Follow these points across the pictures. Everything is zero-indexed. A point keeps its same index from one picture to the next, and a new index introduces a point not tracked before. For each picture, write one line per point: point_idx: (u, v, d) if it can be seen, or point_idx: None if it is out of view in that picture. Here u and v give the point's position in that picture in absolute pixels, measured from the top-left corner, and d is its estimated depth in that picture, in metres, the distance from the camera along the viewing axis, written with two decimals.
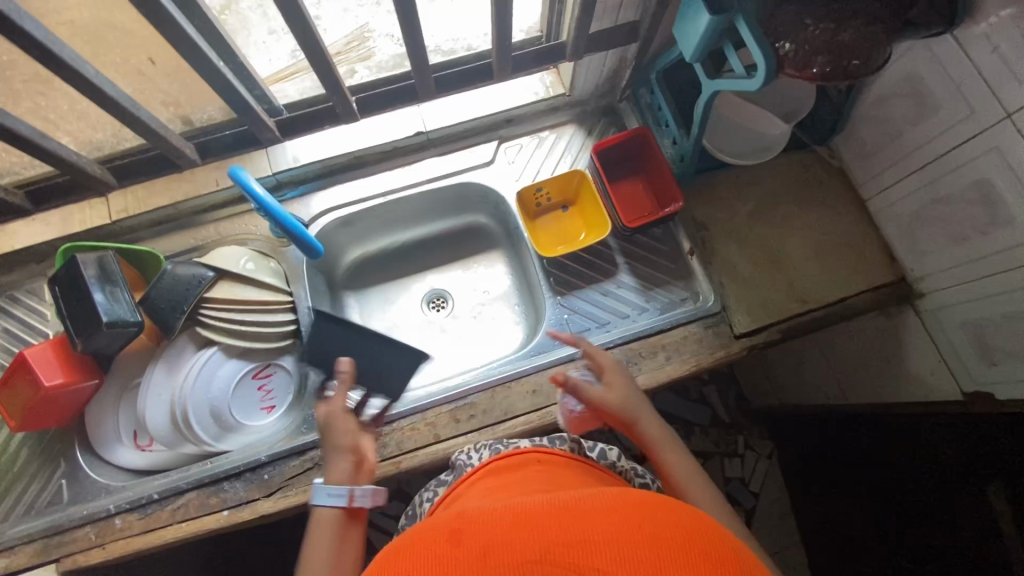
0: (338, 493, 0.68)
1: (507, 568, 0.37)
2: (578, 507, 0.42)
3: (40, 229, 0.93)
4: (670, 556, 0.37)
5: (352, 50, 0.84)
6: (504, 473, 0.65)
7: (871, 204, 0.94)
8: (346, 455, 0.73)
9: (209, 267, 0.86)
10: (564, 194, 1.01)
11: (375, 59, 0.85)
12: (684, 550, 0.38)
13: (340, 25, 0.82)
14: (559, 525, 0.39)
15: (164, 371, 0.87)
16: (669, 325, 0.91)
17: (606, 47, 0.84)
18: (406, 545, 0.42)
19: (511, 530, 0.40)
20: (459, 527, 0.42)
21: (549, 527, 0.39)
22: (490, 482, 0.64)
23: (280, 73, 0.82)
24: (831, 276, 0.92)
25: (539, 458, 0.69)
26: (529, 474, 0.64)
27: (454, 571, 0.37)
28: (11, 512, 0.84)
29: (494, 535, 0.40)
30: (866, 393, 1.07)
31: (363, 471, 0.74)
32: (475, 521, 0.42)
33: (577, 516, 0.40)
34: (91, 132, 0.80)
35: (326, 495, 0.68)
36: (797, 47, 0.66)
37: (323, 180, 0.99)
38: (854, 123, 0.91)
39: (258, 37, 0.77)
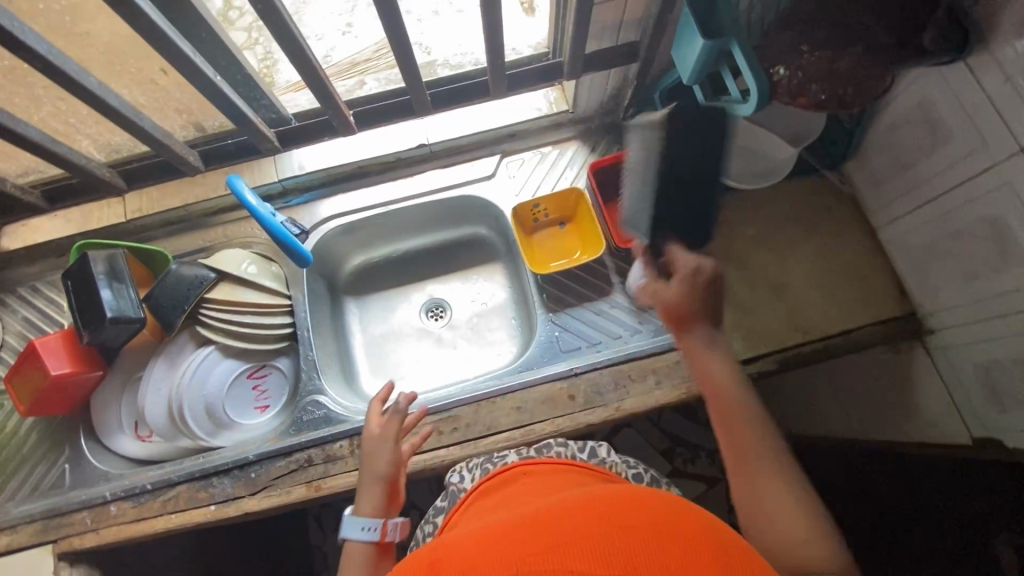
0: (372, 527, 0.70)
1: None
2: (552, 516, 0.44)
3: (62, 225, 0.99)
4: (640, 540, 0.40)
5: (382, 57, 0.88)
6: (492, 492, 0.67)
7: (882, 234, 0.90)
8: (383, 486, 0.74)
9: (212, 268, 0.89)
10: (562, 212, 1.00)
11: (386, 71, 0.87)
12: (654, 534, 0.41)
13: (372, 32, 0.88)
14: (534, 534, 0.41)
15: (163, 365, 0.90)
16: (660, 348, 0.89)
17: (604, 66, 0.84)
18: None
19: (490, 547, 0.42)
20: (439, 555, 0.43)
21: (526, 538, 0.41)
22: (481, 503, 0.65)
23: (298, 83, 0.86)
24: (833, 309, 0.88)
25: (526, 470, 0.70)
26: (514, 488, 0.65)
27: None
28: (17, 492, 0.90)
29: (472, 554, 0.41)
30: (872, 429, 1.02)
31: (394, 500, 0.75)
32: (454, 548, 0.43)
33: (551, 522, 0.43)
34: (109, 136, 0.84)
35: (362, 529, 0.70)
36: (791, 73, 0.69)
37: (328, 188, 1.02)
38: (865, 149, 0.87)
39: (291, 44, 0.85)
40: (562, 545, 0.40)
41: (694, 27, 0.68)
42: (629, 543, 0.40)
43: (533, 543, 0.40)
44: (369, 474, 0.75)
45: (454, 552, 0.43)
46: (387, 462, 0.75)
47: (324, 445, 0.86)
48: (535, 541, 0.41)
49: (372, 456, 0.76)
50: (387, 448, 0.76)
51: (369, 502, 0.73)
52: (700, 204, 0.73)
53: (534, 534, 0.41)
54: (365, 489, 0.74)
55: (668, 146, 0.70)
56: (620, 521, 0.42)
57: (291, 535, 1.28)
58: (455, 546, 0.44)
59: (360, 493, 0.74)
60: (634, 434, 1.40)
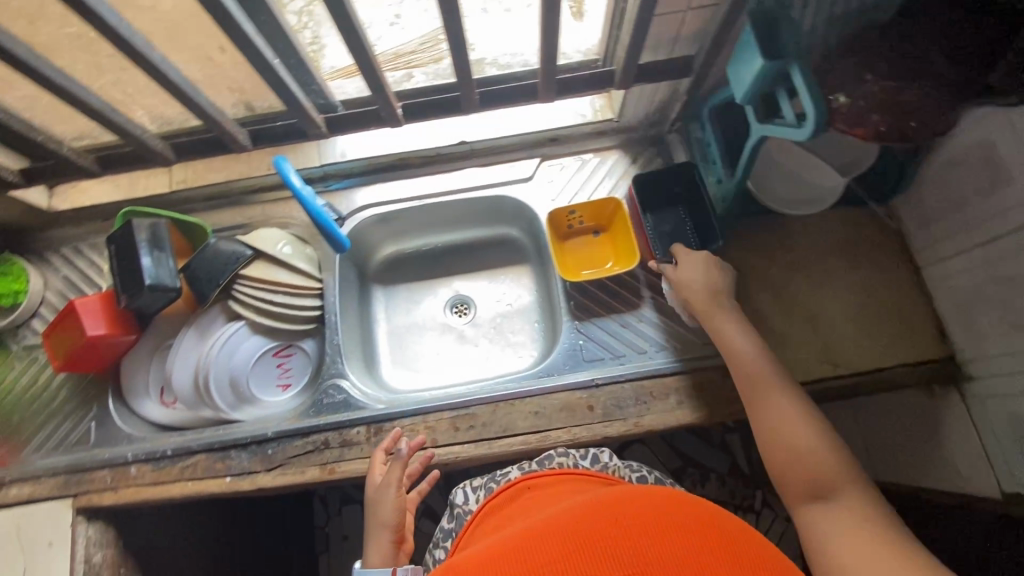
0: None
1: None
2: (560, 522, 0.44)
3: (109, 190, 1.02)
4: (650, 536, 0.41)
5: (426, 50, 0.86)
6: (500, 509, 0.68)
7: (926, 273, 0.88)
8: (389, 535, 0.76)
9: (248, 246, 0.91)
10: (598, 220, 1.00)
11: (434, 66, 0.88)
12: (664, 526, 0.42)
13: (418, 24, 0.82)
14: (544, 544, 0.41)
15: (193, 336, 0.92)
16: (684, 367, 0.88)
17: (657, 78, 0.82)
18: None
19: (500, 559, 0.41)
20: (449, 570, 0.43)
21: (537, 548, 0.41)
22: (488, 524, 0.66)
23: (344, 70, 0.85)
24: (869, 343, 0.87)
25: (529, 485, 0.71)
26: (519, 507, 0.66)
27: None
28: (44, 443, 0.93)
29: (484, 567, 0.41)
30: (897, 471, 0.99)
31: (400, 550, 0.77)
32: (465, 563, 0.43)
33: (562, 528, 0.43)
34: (163, 108, 0.86)
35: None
36: (853, 100, 0.67)
37: (367, 177, 1.03)
38: (917, 184, 0.85)
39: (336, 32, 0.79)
40: (575, 555, 0.40)
41: (756, 44, 0.66)
42: (641, 540, 0.40)
43: (545, 554, 0.40)
44: (374, 526, 0.76)
45: (465, 565, 0.42)
46: (391, 514, 0.76)
47: (342, 429, 0.88)
48: (547, 550, 0.41)
49: (377, 505, 0.78)
50: (389, 497, 0.77)
51: (376, 553, 0.75)
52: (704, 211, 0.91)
53: (546, 542, 0.41)
54: (371, 539, 0.76)
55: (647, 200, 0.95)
56: (628, 517, 0.42)
57: (296, 514, 1.30)
58: (464, 562, 0.43)
59: (368, 546, 0.76)
60: (645, 450, 1.39)
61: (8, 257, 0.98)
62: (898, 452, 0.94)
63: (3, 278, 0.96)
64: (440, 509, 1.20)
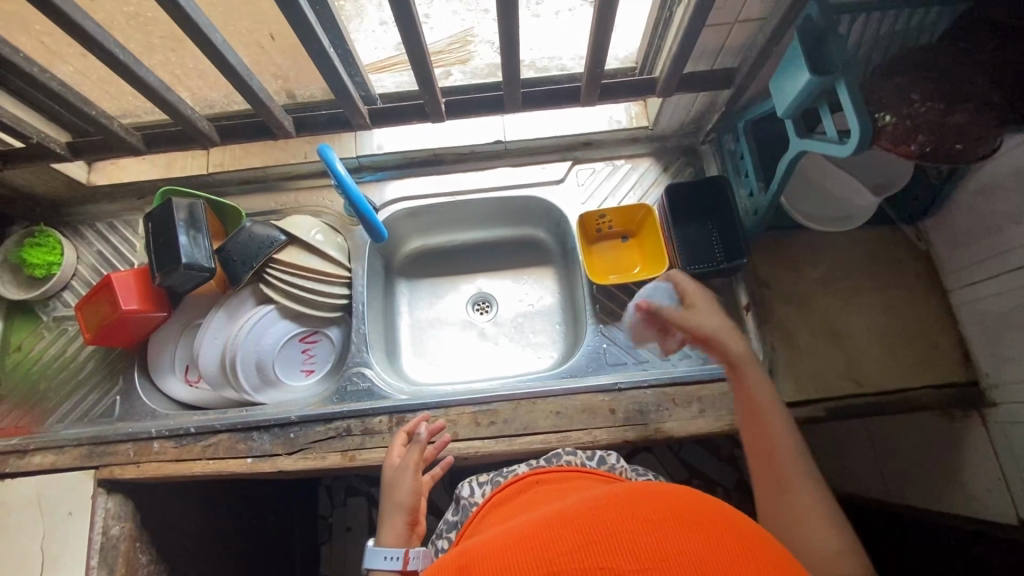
0: (394, 556, 0.70)
1: None
2: (572, 515, 0.41)
3: (147, 168, 1.03)
4: (666, 530, 0.37)
5: (452, 51, 0.89)
6: (507, 501, 0.65)
7: (953, 296, 0.88)
8: (404, 517, 0.74)
9: (282, 231, 0.91)
10: (627, 225, 1.00)
11: (472, 63, 0.90)
12: (681, 522, 0.38)
13: (446, 26, 0.86)
14: (557, 535, 0.38)
15: (222, 317, 0.93)
16: (709, 377, 0.89)
17: (699, 88, 0.83)
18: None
19: (509, 549, 0.39)
20: (456, 559, 0.40)
21: (548, 538, 0.38)
22: (493, 516, 0.63)
23: (381, 63, 0.88)
24: (893, 363, 0.87)
25: (538, 479, 0.69)
26: (525, 498, 0.64)
27: None
28: (69, 414, 0.94)
29: (492, 559, 0.38)
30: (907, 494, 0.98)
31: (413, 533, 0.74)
32: (472, 551, 0.40)
33: (574, 520, 0.40)
34: (208, 91, 0.88)
35: (386, 559, 0.70)
36: (898, 121, 0.64)
37: (401, 170, 1.04)
38: (950, 208, 0.85)
39: (369, 26, 0.82)
40: (588, 550, 0.37)
41: (803, 57, 0.67)
42: (658, 534, 0.37)
43: (556, 546, 0.37)
44: (388, 507, 0.75)
45: (475, 554, 0.40)
46: (406, 497, 0.75)
47: (364, 417, 0.88)
48: (558, 542, 0.38)
49: (392, 486, 0.77)
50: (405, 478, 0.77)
51: (387, 533, 0.73)
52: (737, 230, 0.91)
53: (558, 534, 0.38)
54: (383, 519, 0.75)
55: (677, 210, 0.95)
56: (644, 511, 0.39)
57: (300, 502, 1.30)
58: (472, 551, 0.40)
59: (381, 527, 0.74)
60: (652, 459, 1.39)
61: (44, 230, 0.98)
62: (913, 473, 0.94)
63: (38, 250, 0.97)
64: (445, 506, 1.20)
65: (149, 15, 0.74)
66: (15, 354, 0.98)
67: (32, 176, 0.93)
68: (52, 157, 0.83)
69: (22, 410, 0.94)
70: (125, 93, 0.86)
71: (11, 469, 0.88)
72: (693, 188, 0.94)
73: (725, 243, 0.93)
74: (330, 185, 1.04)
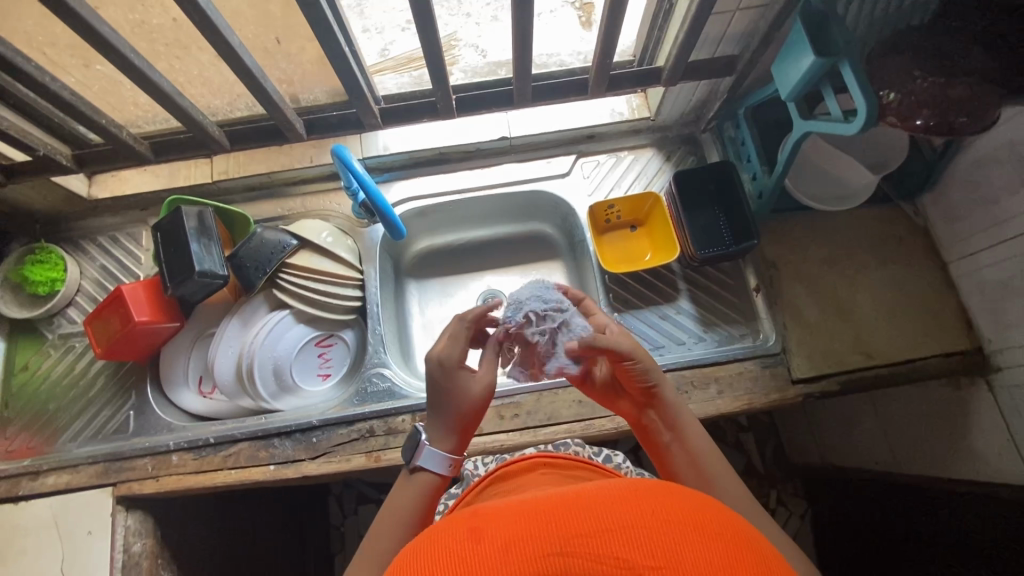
0: (448, 461, 0.65)
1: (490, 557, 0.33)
2: (596, 493, 0.37)
3: (150, 180, 1.01)
4: (686, 536, 0.33)
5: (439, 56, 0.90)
6: (510, 477, 0.62)
7: (953, 267, 0.91)
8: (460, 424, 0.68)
9: (294, 236, 0.91)
10: (634, 215, 1.02)
11: (461, 66, 0.91)
12: (707, 534, 0.34)
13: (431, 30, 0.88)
14: (576, 510, 0.35)
15: (237, 324, 0.92)
16: (724, 358, 0.91)
17: (702, 76, 0.85)
18: (412, 545, 0.37)
19: (522, 516, 0.35)
20: (469, 518, 0.37)
21: (566, 511, 0.35)
22: (497, 488, 0.60)
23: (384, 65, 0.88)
24: (900, 336, 0.89)
25: (546, 462, 0.64)
26: (532, 478, 0.60)
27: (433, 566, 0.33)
28: (80, 433, 0.92)
29: (506, 522, 0.35)
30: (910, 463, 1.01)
31: (467, 438, 0.69)
32: (487, 513, 0.37)
33: (596, 500, 0.36)
34: (211, 98, 0.87)
35: (435, 459, 0.64)
36: (902, 97, 0.67)
37: (407, 171, 1.05)
38: (945, 184, 0.88)
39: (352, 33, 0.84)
40: (605, 536, 0.33)
41: (806, 40, 0.69)
42: (678, 538, 0.33)
43: (563, 525, 0.34)
44: (451, 408, 0.67)
45: (488, 517, 0.36)
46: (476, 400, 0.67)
47: (387, 417, 0.88)
48: (574, 520, 0.34)
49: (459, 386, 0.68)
50: (478, 381, 0.68)
51: (444, 438, 0.66)
52: (745, 213, 0.92)
53: (576, 509, 0.35)
54: (440, 416, 0.67)
55: (682, 198, 0.96)
56: (671, 508, 0.35)
57: (312, 513, 1.28)
58: (487, 513, 0.37)
59: (433, 425, 0.67)
60: None
61: (44, 246, 0.96)
62: (921, 442, 0.97)
63: (39, 267, 0.95)
64: None
65: (154, 22, 0.73)
66: (21, 375, 0.95)
67: (34, 191, 0.91)
68: (59, 170, 0.83)
69: (32, 431, 0.92)
70: (128, 103, 0.85)
71: (24, 492, 0.86)
72: (697, 175, 0.96)
73: (733, 225, 0.95)
74: (336, 189, 1.04)
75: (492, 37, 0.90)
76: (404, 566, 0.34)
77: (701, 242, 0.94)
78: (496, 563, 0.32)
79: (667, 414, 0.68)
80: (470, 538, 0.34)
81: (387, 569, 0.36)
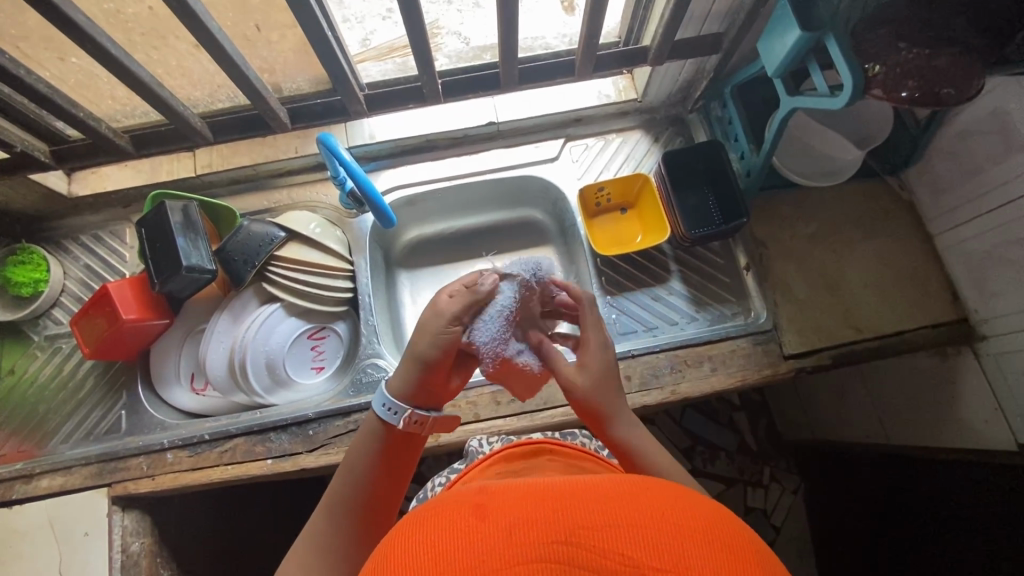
0: (393, 409, 0.63)
1: (493, 538, 0.32)
2: (606, 487, 0.36)
3: (132, 175, 0.99)
4: (694, 542, 0.32)
5: None
6: (516, 460, 0.62)
7: (938, 240, 0.92)
8: (418, 365, 0.64)
9: (281, 228, 0.90)
10: (625, 197, 1.02)
11: (443, 53, 0.90)
12: (716, 543, 0.33)
13: None
14: (584, 501, 0.35)
15: (227, 320, 0.91)
16: (717, 337, 0.91)
17: (688, 55, 0.85)
18: (418, 513, 0.37)
19: (531, 501, 0.35)
20: (476, 495, 0.37)
21: (573, 501, 0.34)
22: (499, 468, 0.61)
23: (368, 53, 0.87)
24: (889, 308, 0.90)
25: (551, 449, 0.65)
26: (538, 463, 0.61)
27: (436, 538, 0.33)
28: (72, 434, 0.91)
29: (512, 503, 0.35)
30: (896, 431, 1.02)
31: (428, 388, 0.66)
32: (494, 492, 0.37)
33: (606, 493, 0.35)
34: (191, 89, 0.85)
35: (385, 408, 0.63)
36: (888, 69, 0.67)
37: (394, 159, 1.03)
38: (929, 157, 0.89)
39: None
40: (612, 530, 0.32)
41: (792, 15, 0.69)
42: (685, 544, 0.32)
43: (571, 513, 0.33)
44: (409, 354, 0.65)
45: (495, 496, 0.36)
46: (433, 340, 0.64)
47: None
48: (581, 511, 0.34)
49: (422, 329, 0.65)
50: (440, 329, 0.64)
51: (402, 382, 0.64)
52: (735, 192, 0.93)
53: (585, 500, 0.35)
54: (406, 360, 0.65)
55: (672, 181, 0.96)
56: (681, 512, 0.34)
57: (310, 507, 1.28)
58: (493, 492, 0.37)
59: (397, 365, 0.66)
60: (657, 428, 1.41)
61: (26, 247, 0.94)
62: (910, 413, 0.98)
63: (23, 268, 0.93)
64: None
65: (129, 12, 0.70)
66: (8, 378, 0.94)
67: (12, 190, 0.89)
68: (36, 166, 0.83)
69: (21, 435, 0.91)
70: (105, 96, 0.82)
71: (18, 495, 0.85)
72: (689, 154, 0.97)
73: (723, 208, 0.95)
74: (322, 180, 1.03)
75: (472, 23, 0.88)
76: (406, 534, 0.35)
77: (690, 223, 0.94)
78: (498, 545, 0.32)
79: (622, 447, 0.63)
80: (474, 515, 0.34)
81: (388, 534, 0.36)
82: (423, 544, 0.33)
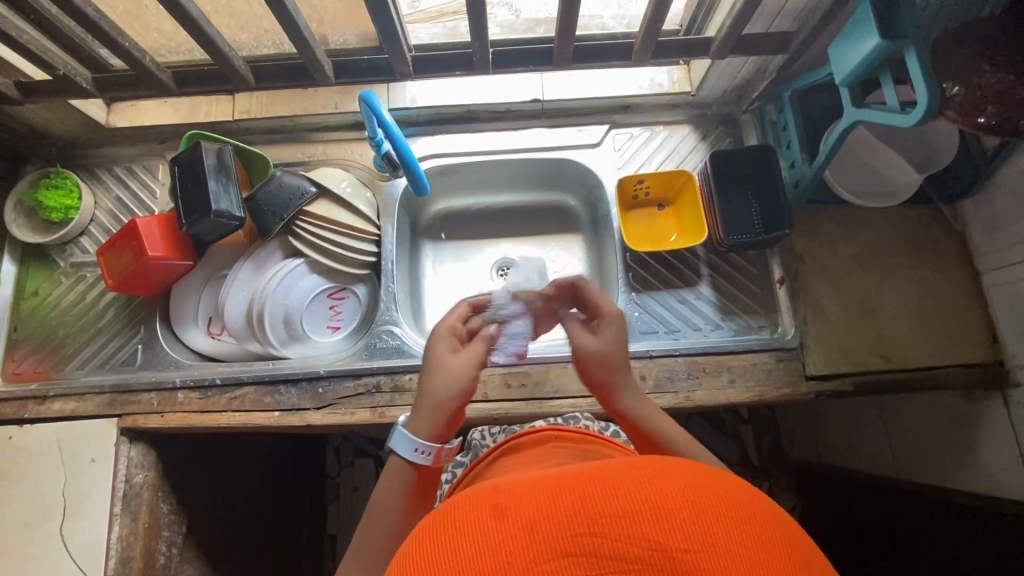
0: (425, 450, 0.61)
1: (516, 538, 0.31)
2: (620, 468, 0.35)
3: (170, 112, 0.98)
4: (717, 516, 0.31)
5: None
6: (524, 450, 0.62)
7: (985, 277, 0.88)
8: (446, 411, 0.62)
9: (313, 182, 0.89)
10: (664, 193, 0.99)
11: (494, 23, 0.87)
12: (739, 514, 0.32)
13: None
14: (600, 487, 0.33)
15: (251, 268, 0.91)
16: (739, 348, 0.89)
17: (751, 54, 0.81)
18: (433, 519, 0.36)
19: (550, 491, 0.34)
20: (490, 492, 0.36)
21: (589, 490, 0.33)
22: (509, 460, 0.60)
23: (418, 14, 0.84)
24: (922, 339, 0.87)
25: (559, 435, 0.64)
26: (546, 451, 0.59)
27: (457, 544, 0.32)
28: (88, 361, 0.92)
29: (529, 498, 0.34)
30: (907, 464, 0.99)
31: (451, 424, 0.63)
32: (508, 487, 0.36)
33: (620, 475, 0.34)
34: (236, 31, 0.84)
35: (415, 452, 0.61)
36: (967, 92, 0.63)
37: (432, 127, 1.01)
38: (990, 189, 0.84)
39: None
40: (636, 517, 0.31)
41: (873, 21, 0.65)
42: (709, 517, 0.31)
43: (589, 503, 0.32)
44: (430, 393, 0.62)
45: (510, 492, 0.35)
46: (458, 392, 0.62)
47: (394, 374, 0.87)
48: (598, 499, 0.32)
49: (439, 380, 0.62)
50: (462, 367, 0.63)
51: (425, 425, 0.61)
52: (779, 202, 0.89)
53: (602, 486, 0.33)
54: (422, 410, 0.62)
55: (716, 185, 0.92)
56: (700, 487, 0.33)
57: (310, 461, 1.30)
58: (507, 488, 0.36)
59: (416, 408, 0.63)
60: None
61: (60, 170, 0.94)
62: (927, 447, 0.95)
63: (53, 192, 0.93)
64: None
65: None
66: (31, 300, 0.95)
67: (50, 113, 0.89)
68: (77, 92, 0.82)
69: (41, 355, 0.93)
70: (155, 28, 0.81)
71: (32, 415, 0.87)
72: (736, 159, 0.93)
73: (768, 219, 0.91)
74: (359, 139, 1.01)
75: None
76: (422, 544, 0.33)
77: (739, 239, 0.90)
78: (522, 547, 0.31)
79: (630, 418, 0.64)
80: (492, 515, 0.33)
81: (403, 548, 0.35)
82: (445, 549, 0.32)
